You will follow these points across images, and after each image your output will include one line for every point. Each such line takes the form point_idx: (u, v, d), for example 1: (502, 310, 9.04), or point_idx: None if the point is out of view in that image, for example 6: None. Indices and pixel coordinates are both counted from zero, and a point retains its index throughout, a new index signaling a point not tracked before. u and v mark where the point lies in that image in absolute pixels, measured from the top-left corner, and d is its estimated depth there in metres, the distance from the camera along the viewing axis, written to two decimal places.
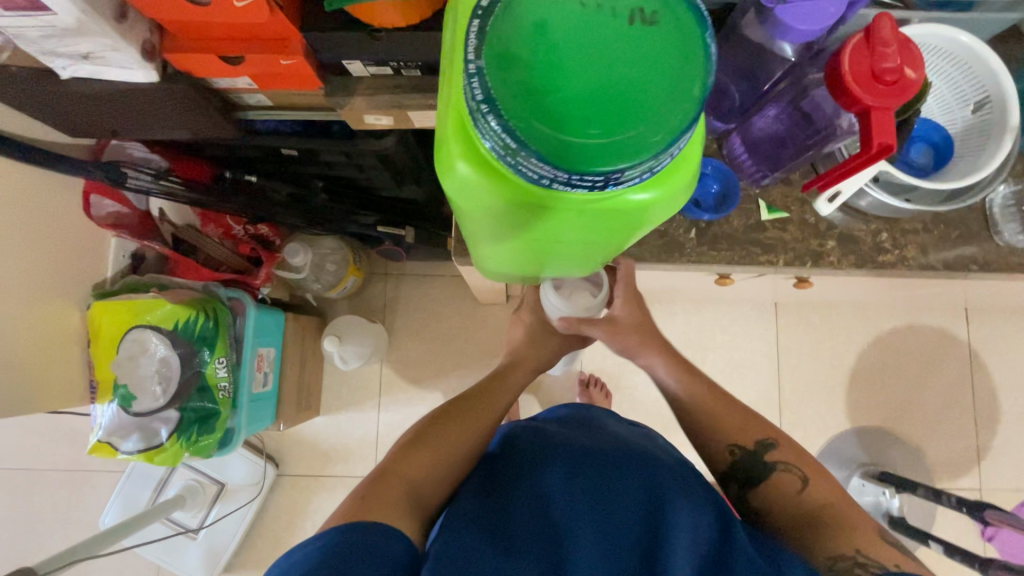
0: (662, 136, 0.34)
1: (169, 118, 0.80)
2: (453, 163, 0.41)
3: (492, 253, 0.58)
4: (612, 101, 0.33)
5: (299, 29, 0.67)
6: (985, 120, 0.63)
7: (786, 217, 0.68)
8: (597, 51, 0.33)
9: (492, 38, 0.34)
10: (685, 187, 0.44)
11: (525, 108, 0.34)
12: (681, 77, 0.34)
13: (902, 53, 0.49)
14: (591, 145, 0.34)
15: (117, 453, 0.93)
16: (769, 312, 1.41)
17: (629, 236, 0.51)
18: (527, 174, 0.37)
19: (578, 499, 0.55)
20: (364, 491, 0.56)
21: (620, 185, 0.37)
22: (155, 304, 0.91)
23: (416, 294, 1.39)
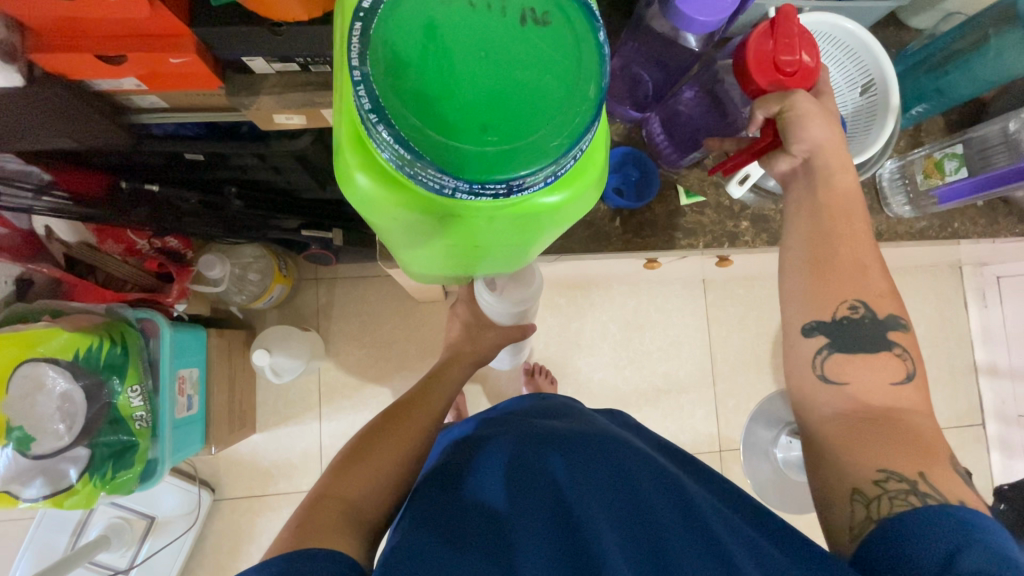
0: (560, 142, 0.34)
1: (43, 126, 0.71)
2: (352, 174, 0.39)
3: (417, 262, 0.57)
4: (505, 105, 0.33)
5: (188, 26, 0.61)
6: (871, 101, 0.68)
7: (703, 201, 0.71)
8: (488, 54, 0.33)
9: (378, 42, 0.33)
10: (596, 185, 0.44)
11: (416, 116, 0.33)
12: (577, 79, 0.34)
13: (802, 44, 0.52)
14: (491, 152, 0.34)
15: (19, 502, 0.83)
16: (699, 289, 1.48)
17: (552, 234, 0.50)
18: (428, 186, 0.35)
19: (522, 489, 0.54)
20: (298, 519, 0.51)
21: (523, 193, 0.36)
22: (49, 334, 0.81)
23: (350, 298, 1.34)
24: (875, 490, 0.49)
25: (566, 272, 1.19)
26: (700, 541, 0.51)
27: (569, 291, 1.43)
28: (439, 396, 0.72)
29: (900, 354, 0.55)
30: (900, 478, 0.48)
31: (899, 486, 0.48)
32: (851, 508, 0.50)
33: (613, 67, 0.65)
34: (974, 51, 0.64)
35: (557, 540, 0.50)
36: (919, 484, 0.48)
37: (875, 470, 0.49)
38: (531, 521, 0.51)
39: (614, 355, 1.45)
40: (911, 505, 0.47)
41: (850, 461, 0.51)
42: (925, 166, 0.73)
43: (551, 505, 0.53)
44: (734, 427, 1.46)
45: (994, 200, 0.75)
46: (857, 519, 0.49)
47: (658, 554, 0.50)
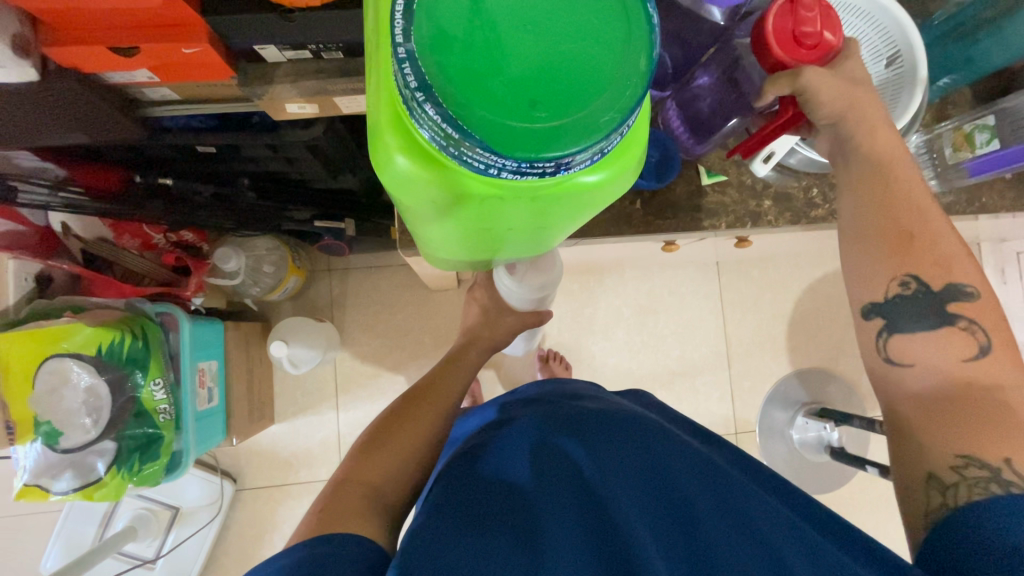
0: (613, 115, 0.33)
1: (59, 117, 0.70)
2: (389, 156, 0.39)
3: (441, 246, 0.56)
4: (554, 81, 0.32)
5: (201, 14, 0.61)
6: (896, 74, 0.66)
7: (725, 180, 0.69)
8: (535, 28, 0.32)
9: (422, 17, 0.32)
10: (635, 166, 0.43)
11: (464, 98, 0.32)
12: (626, 52, 0.33)
13: (823, 19, 0.50)
14: (541, 129, 0.32)
15: (50, 495, 0.85)
16: (712, 271, 1.47)
17: (581, 218, 0.49)
18: (474, 165, 0.35)
19: (548, 468, 0.54)
20: (322, 504, 0.50)
21: (569, 172, 0.35)
22: (71, 329, 0.82)
23: (364, 288, 1.34)
24: (953, 476, 0.48)
25: (580, 257, 1.18)
26: (727, 518, 0.51)
27: (582, 276, 1.42)
28: (457, 381, 0.72)
29: (964, 328, 0.52)
30: (981, 465, 0.46)
31: (980, 474, 0.46)
32: (928, 494, 0.49)
33: None
34: (1006, 16, 0.62)
35: (583, 519, 0.50)
36: (1003, 471, 0.46)
37: (953, 455, 0.48)
38: (557, 500, 0.51)
39: (627, 339, 1.45)
40: (992, 493, 0.46)
41: (931, 440, 0.50)
42: (954, 139, 0.71)
43: (578, 482, 0.53)
44: (750, 409, 1.46)
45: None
46: (933, 504, 0.49)
47: (686, 534, 0.50)
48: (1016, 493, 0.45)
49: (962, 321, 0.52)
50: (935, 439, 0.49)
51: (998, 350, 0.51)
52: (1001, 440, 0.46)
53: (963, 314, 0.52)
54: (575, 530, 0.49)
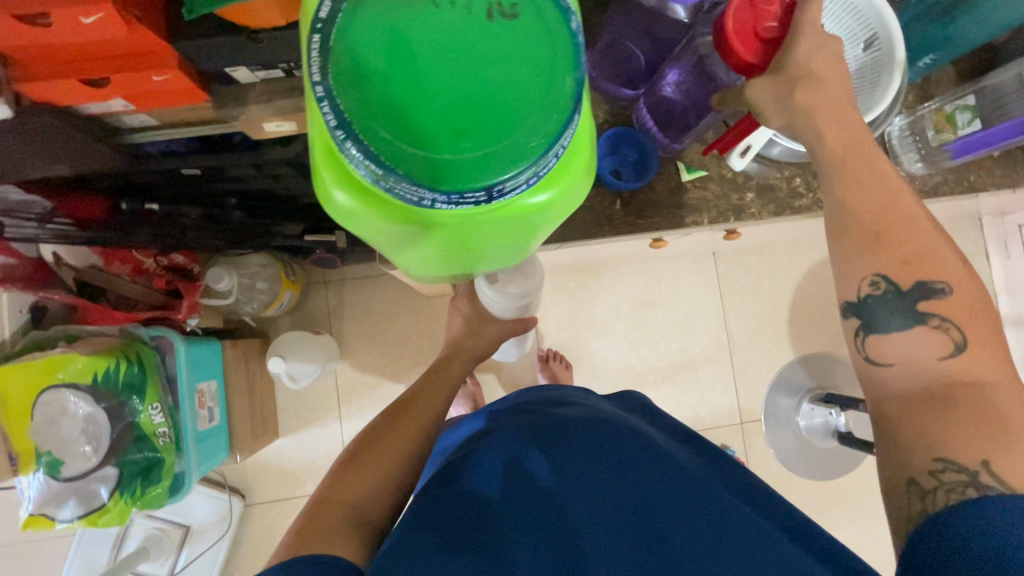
0: (540, 141, 0.35)
1: (38, 151, 0.69)
2: (331, 190, 0.41)
3: (407, 264, 0.57)
4: (477, 110, 0.34)
5: (168, 42, 0.61)
6: (875, 57, 0.65)
7: (705, 175, 0.68)
8: (457, 57, 0.33)
9: (343, 55, 0.34)
10: (586, 178, 0.44)
11: (387, 130, 0.34)
12: (550, 75, 0.35)
13: (779, 15, 0.52)
14: (469, 159, 0.35)
15: (55, 523, 0.86)
16: (709, 261, 1.46)
17: (540, 234, 0.50)
18: (407, 198, 0.37)
19: (518, 480, 0.54)
20: (299, 525, 0.50)
21: (504, 197, 0.37)
22: (66, 359, 0.83)
23: (359, 299, 1.34)
24: (931, 480, 0.46)
25: (573, 256, 1.18)
26: (696, 536, 0.51)
27: (577, 273, 1.42)
28: (440, 394, 0.72)
29: (938, 325, 0.50)
30: (958, 469, 0.45)
31: (957, 478, 0.45)
32: (908, 500, 0.47)
33: (601, 44, 0.63)
34: None
35: (551, 531, 0.51)
36: (980, 475, 0.44)
37: (931, 460, 0.46)
38: (526, 513, 0.52)
39: (627, 335, 1.44)
40: (968, 497, 0.44)
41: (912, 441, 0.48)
42: (936, 120, 0.71)
43: (548, 493, 0.53)
44: (754, 398, 1.45)
45: (1011, 147, 0.72)
46: (912, 510, 0.47)
47: (652, 543, 0.51)
48: (994, 496, 0.44)
49: (937, 320, 0.50)
50: (920, 432, 0.48)
51: (975, 348, 0.49)
52: (991, 427, 0.45)
53: (936, 311, 0.50)
54: (543, 549, 0.50)
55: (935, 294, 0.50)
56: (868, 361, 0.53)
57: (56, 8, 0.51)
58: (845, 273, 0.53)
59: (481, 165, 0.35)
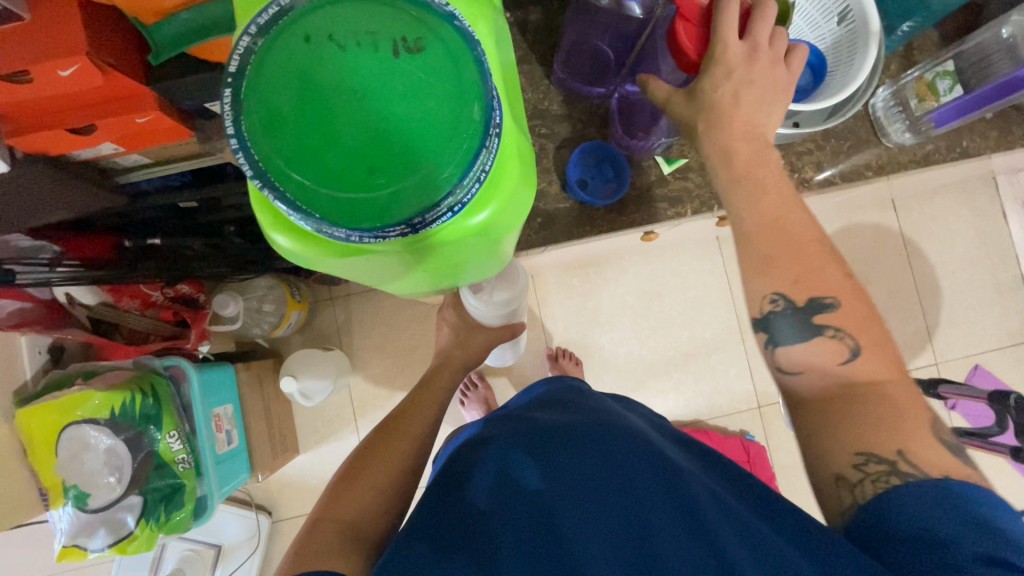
0: (453, 171, 0.36)
1: (44, 204, 0.73)
2: (273, 235, 0.43)
3: (379, 286, 0.58)
4: (387, 146, 0.35)
5: (144, 83, 0.62)
6: (849, 30, 0.64)
7: (685, 165, 0.67)
8: (362, 98, 0.34)
9: (252, 104, 0.35)
10: (524, 189, 0.44)
11: (300, 173, 0.35)
12: (462, 103, 0.36)
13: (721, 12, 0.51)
14: (382, 196, 0.36)
15: (88, 553, 0.90)
16: (713, 246, 1.44)
17: (498, 248, 0.50)
18: (336, 236, 0.38)
19: (511, 489, 0.55)
20: (296, 546, 0.52)
21: (429, 227, 0.38)
22: (85, 396, 0.87)
23: (366, 312, 1.36)
24: (856, 474, 0.48)
25: (571, 253, 1.18)
26: (691, 532, 0.50)
27: (580, 270, 1.41)
28: (432, 405, 0.73)
29: (835, 336, 0.52)
30: (879, 460, 0.47)
31: (879, 469, 0.47)
32: (838, 494, 0.49)
33: (569, 39, 0.62)
34: None
35: (541, 535, 0.50)
36: (898, 463, 0.47)
37: (853, 453, 0.48)
38: (517, 519, 0.52)
39: (635, 327, 1.43)
40: (892, 486, 0.46)
41: (903, 422, 0.48)
42: (918, 89, 0.69)
43: (541, 497, 0.53)
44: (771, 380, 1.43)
45: (1004, 108, 0.70)
46: (844, 502, 0.49)
47: (643, 541, 0.50)
48: (914, 482, 0.46)
49: (832, 329, 0.52)
50: None
51: None
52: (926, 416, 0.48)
53: (831, 323, 0.52)
54: (534, 555, 0.49)
55: (825, 308, 0.52)
56: (781, 371, 0.56)
57: (36, 65, 0.53)
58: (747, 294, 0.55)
59: (396, 199, 0.36)
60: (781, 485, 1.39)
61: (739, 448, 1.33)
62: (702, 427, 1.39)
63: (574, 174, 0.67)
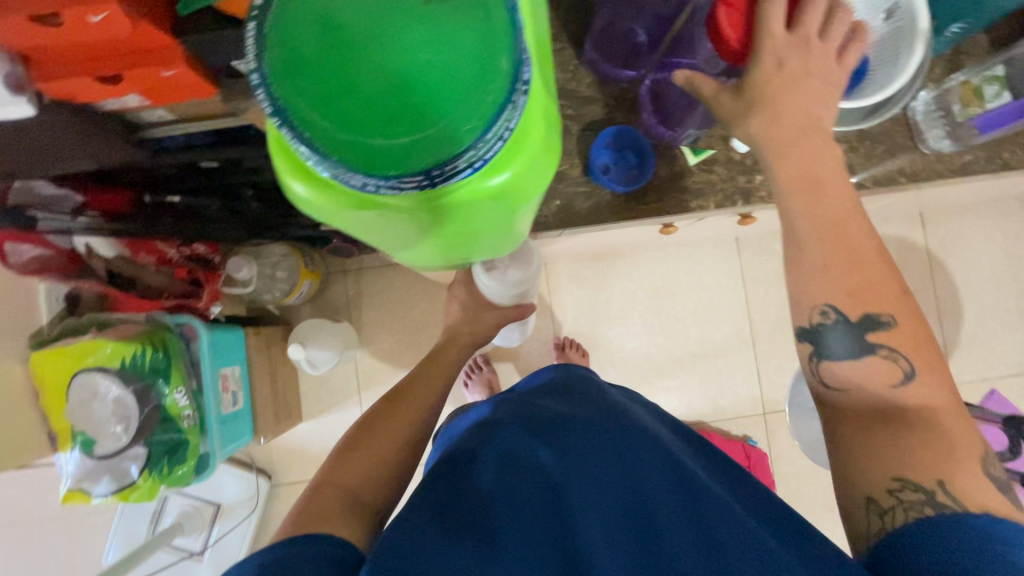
0: (476, 124, 0.36)
1: (68, 152, 0.74)
2: (290, 182, 0.42)
3: (395, 252, 0.57)
4: (410, 94, 0.34)
5: (174, 36, 0.62)
6: (896, 28, 0.61)
7: (711, 156, 0.66)
8: (387, 41, 0.33)
9: (276, 42, 0.34)
10: (549, 156, 0.43)
11: (321, 116, 0.35)
12: (490, 54, 0.35)
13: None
14: (401, 144, 0.35)
15: (92, 498, 0.92)
16: (732, 248, 1.42)
17: (517, 218, 0.49)
18: (351, 183, 0.37)
19: (517, 471, 0.55)
20: (298, 508, 0.51)
21: (449, 181, 0.38)
22: (97, 345, 0.89)
23: (377, 287, 1.37)
24: (889, 500, 0.47)
25: (586, 244, 1.17)
26: (699, 533, 0.49)
27: (594, 261, 1.40)
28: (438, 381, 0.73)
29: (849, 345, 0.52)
30: (915, 488, 0.46)
31: (914, 496, 0.46)
32: (865, 517, 0.48)
33: (600, 24, 0.61)
34: None
35: (546, 518, 0.50)
36: (937, 494, 0.45)
37: (890, 479, 0.47)
38: (525, 502, 0.51)
39: (645, 323, 1.41)
40: (926, 516, 0.45)
41: (910, 451, 0.47)
42: (963, 94, 0.66)
43: (546, 483, 0.53)
44: (778, 388, 1.41)
45: None
46: (873, 528, 0.47)
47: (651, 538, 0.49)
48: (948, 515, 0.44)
49: (883, 349, 0.51)
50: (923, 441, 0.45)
51: None
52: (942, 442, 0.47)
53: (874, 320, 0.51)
54: (537, 540, 0.48)
55: (866, 304, 0.51)
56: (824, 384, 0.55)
57: (67, 8, 0.53)
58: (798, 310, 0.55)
59: (415, 148, 0.36)
60: (780, 493, 1.38)
61: (740, 453, 1.32)
62: (704, 428, 1.38)
63: (597, 160, 0.65)
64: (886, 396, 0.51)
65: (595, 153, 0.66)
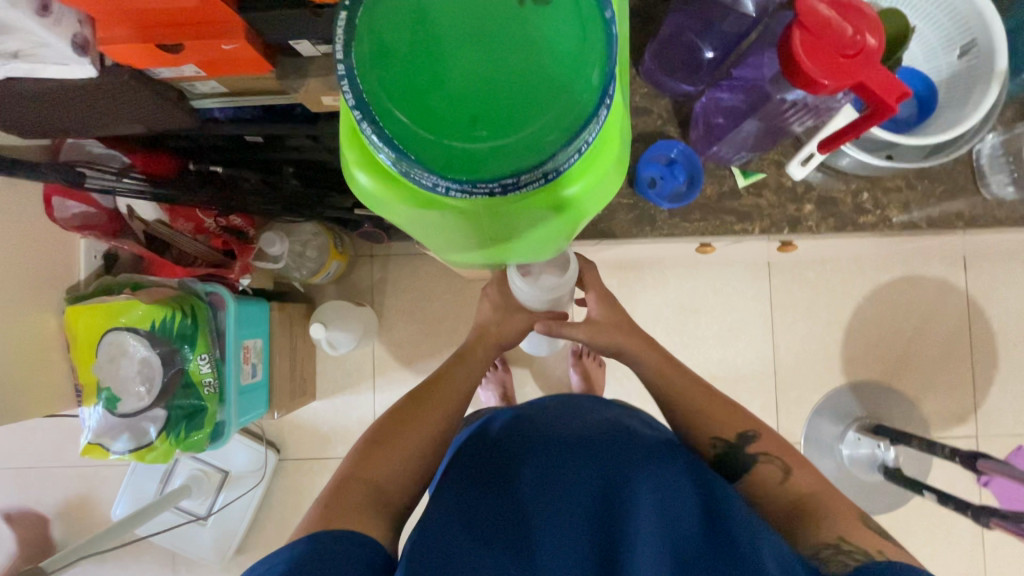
0: (558, 136, 0.35)
1: (122, 113, 0.76)
2: (356, 174, 0.42)
3: (444, 252, 0.57)
4: (496, 98, 0.34)
5: (237, 12, 0.63)
6: (970, 66, 0.60)
7: (762, 180, 0.64)
8: (480, 44, 0.33)
9: (366, 34, 0.34)
10: (614, 170, 0.43)
11: (403, 112, 0.34)
12: (580, 65, 0.34)
13: (854, 20, 0.42)
14: (479, 148, 0.35)
15: (109, 453, 0.94)
16: (763, 272, 1.39)
17: (577, 226, 0.48)
18: (423, 183, 0.37)
19: (551, 489, 0.56)
20: (326, 499, 0.56)
21: (520, 190, 0.37)
22: (130, 305, 0.90)
23: (402, 275, 1.37)
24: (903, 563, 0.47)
25: (616, 254, 1.15)
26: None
27: (621, 271, 1.38)
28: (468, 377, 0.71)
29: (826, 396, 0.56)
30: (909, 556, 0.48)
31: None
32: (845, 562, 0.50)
33: (664, 35, 0.59)
34: None
35: (579, 552, 0.52)
36: None
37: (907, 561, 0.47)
38: (556, 528, 0.53)
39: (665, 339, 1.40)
40: None
41: (817, 532, 0.55)
42: None
43: (579, 506, 0.55)
44: (796, 420, 1.38)
45: None
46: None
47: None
48: None
49: (763, 455, 0.64)
50: None
51: None
52: None
53: None
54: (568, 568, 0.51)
55: None
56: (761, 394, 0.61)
57: None
58: (698, 439, 0.68)
59: (493, 154, 0.35)
60: None
61: None
62: None
63: (645, 172, 0.63)
64: (783, 491, 0.62)
65: (643, 166, 0.63)
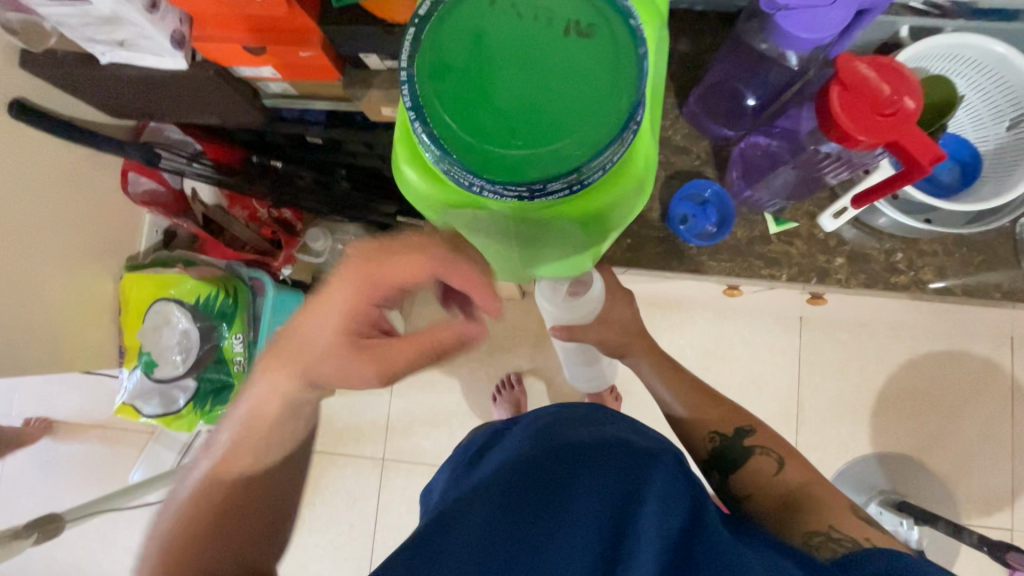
0: (585, 151, 0.37)
1: (200, 103, 0.83)
2: (404, 168, 0.46)
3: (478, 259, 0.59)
4: (536, 113, 0.37)
5: (316, 23, 0.68)
6: (1019, 138, 0.60)
7: (794, 229, 0.64)
8: (526, 66, 0.36)
9: (428, 47, 0.38)
10: (638, 186, 0.44)
11: (450, 117, 0.37)
12: (614, 93, 0.37)
13: (897, 82, 0.43)
14: (513, 155, 0.37)
15: (139, 415, 1.00)
16: (794, 327, 1.37)
17: (602, 231, 0.48)
18: (459, 181, 0.39)
19: (518, 499, 0.50)
20: None
21: (545, 198, 0.39)
22: (180, 279, 0.97)
23: (433, 285, 1.41)
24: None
25: (645, 289, 1.16)
26: None
27: (648, 308, 1.38)
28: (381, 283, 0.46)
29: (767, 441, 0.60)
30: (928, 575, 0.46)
31: None
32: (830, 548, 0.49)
33: (710, 80, 0.62)
34: None
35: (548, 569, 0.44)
36: None
37: None
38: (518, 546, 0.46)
39: None
40: None
41: (801, 523, 0.54)
42: None
43: (575, 525, 0.47)
44: None
45: None
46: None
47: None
48: None
49: (759, 446, 0.62)
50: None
51: None
52: None
53: None
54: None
55: None
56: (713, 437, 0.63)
57: None
58: (693, 439, 0.66)
59: (524, 162, 0.37)
60: None
61: None
62: None
63: (677, 209, 0.64)
64: (774, 483, 0.60)
65: (675, 203, 0.65)
